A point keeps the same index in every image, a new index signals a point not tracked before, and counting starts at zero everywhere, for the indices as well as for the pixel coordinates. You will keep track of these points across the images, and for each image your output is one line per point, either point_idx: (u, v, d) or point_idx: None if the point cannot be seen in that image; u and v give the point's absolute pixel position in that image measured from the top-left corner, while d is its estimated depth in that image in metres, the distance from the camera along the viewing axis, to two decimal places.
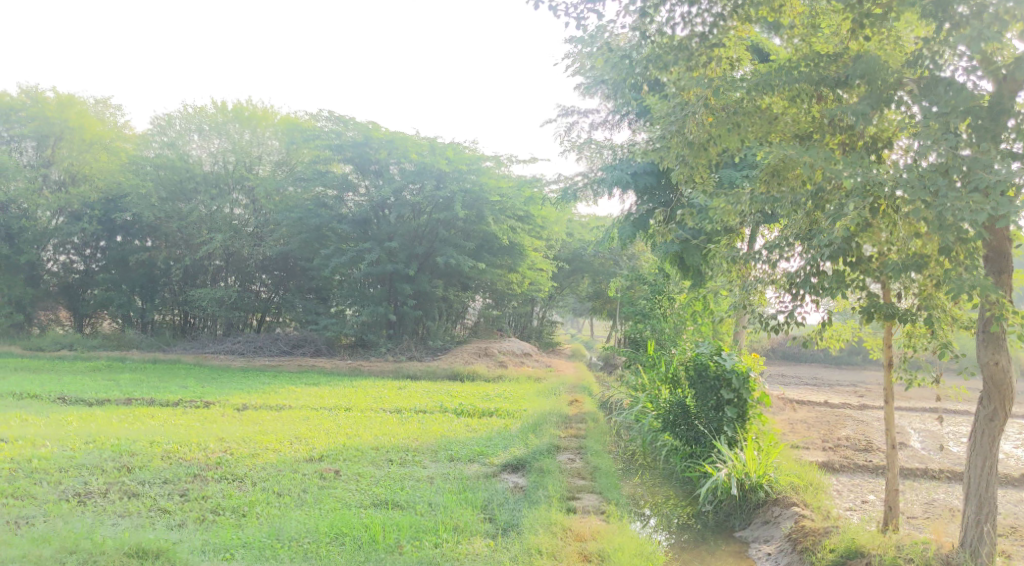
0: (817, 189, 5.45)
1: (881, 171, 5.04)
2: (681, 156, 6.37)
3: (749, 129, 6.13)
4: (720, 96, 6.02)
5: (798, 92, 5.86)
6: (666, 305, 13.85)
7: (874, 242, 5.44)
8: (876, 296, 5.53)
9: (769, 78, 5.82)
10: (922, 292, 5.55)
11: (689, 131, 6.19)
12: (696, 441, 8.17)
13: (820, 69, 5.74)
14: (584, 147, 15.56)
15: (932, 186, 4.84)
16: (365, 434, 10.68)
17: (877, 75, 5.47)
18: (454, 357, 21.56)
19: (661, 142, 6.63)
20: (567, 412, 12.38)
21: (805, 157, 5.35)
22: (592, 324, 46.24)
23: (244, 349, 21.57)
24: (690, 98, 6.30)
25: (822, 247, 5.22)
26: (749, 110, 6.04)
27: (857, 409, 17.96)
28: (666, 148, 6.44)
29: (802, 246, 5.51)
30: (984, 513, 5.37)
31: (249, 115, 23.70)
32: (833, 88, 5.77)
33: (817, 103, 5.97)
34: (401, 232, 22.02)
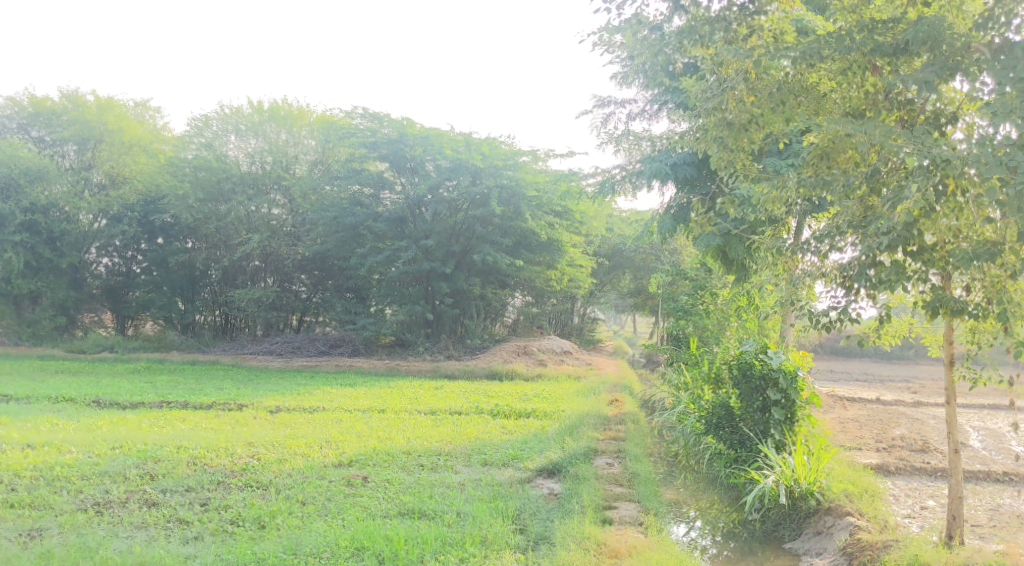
0: (874, 170, 5.05)
1: (948, 148, 4.55)
2: (720, 139, 5.94)
3: (795, 108, 5.73)
4: (761, 68, 5.68)
5: (849, 64, 5.43)
6: (709, 301, 13.32)
7: (937, 230, 4.94)
8: (941, 289, 5.01)
9: (818, 46, 5.38)
10: (995, 285, 4.99)
11: (732, 110, 5.82)
12: (741, 445, 7.72)
13: (875, 36, 5.27)
14: (621, 139, 15.13)
15: (1010, 162, 4.32)
16: (398, 437, 10.43)
17: (941, 40, 5.01)
18: (492, 355, 21.28)
19: (699, 124, 6.21)
20: (606, 412, 11.98)
21: (861, 132, 4.87)
22: (635, 321, 45.53)
23: (283, 349, 21.59)
24: (729, 74, 5.89)
25: (880, 235, 4.76)
26: (796, 88, 5.67)
27: (911, 406, 17.20)
28: (704, 129, 6.04)
29: (857, 234, 5.04)
30: None
31: (285, 115, 23.73)
32: (890, 58, 5.29)
33: (872, 74, 5.47)
34: (437, 230, 21.82)
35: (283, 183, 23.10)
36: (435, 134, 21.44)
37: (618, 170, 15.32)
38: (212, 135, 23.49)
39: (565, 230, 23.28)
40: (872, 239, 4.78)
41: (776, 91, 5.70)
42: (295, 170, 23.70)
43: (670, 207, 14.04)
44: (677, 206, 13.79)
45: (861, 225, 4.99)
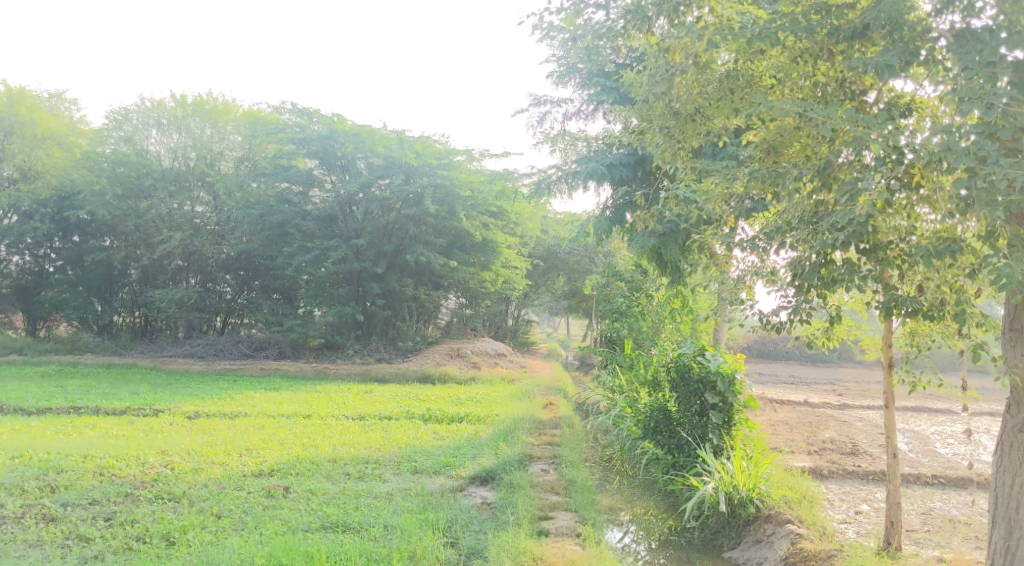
0: (826, 163, 4.80)
1: (913, 134, 4.30)
2: (666, 129, 5.77)
3: (741, 98, 5.61)
4: (708, 52, 5.44)
5: (800, 52, 5.26)
6: (644, 303, 13.18)
7: (890, 227, 4.78)
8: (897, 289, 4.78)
9: (773, 28, 5.05)
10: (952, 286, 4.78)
11: (679, 101, 5.66)
12: (680, 450, 7.54)
13: (832, 19, 5.02)
14: (556, 138, 14.89)
15: (978, 150, 4.09)
16: (324, 444, 9.94)
17: (901, 22, 4.74)
18: (425, 358, 20.84)
19: (644, 115, 5.99)
20: (540, 417, 11.71)
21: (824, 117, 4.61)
22: (569, 324, 45.63)
23: (205, 352, 20.68)
24: (674, 58, 5.58)
25: (835, 230, 4.56)
26: (744, 74, 5.56)
27: (838, 407, 17.51)
28: (649, 119, 5.84)
29: (808, 230, 4.83)
30: (1014, 539, 4.74)
31: (209, 109, 22.85)
32: (849, 41, 5.04)
33: (829, 60, 5.27)
34: (369, 230, 21.26)
35: (207, 179, 22.19)
36: (367, 131, 20.91)
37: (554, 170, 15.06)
38: (132, 128, 22.47)
39: (500, 231, 23.01)
40: (826, 236, 4.58)
41: (726, 79, 5.60)
42: (220, 167, 22.81)
43: (606, 208, 13.89)
44: (613, 207, 13.63)
45: (813, 220, 4.81)
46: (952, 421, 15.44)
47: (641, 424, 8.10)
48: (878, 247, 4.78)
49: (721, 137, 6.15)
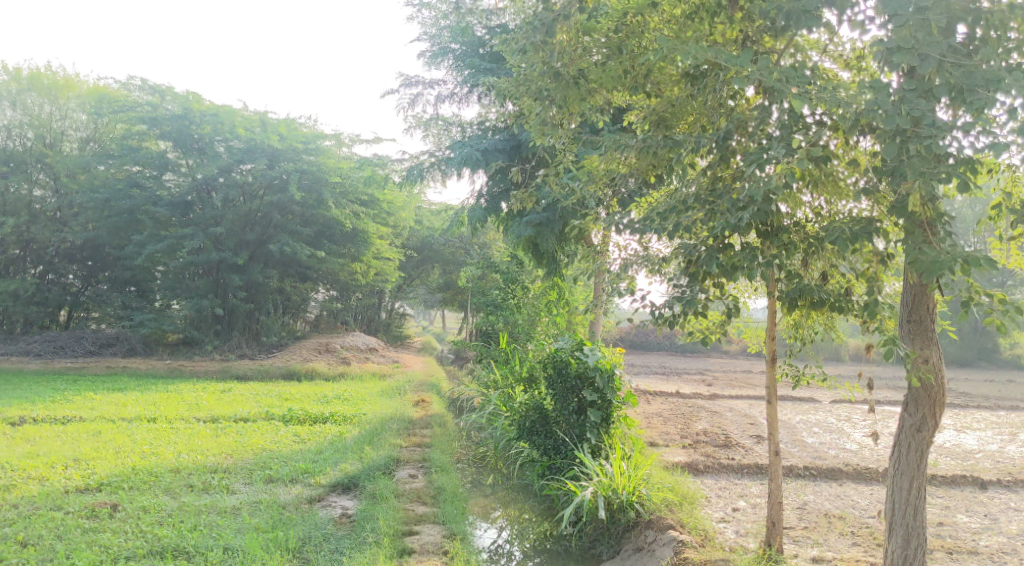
0: (726, 132, 4.44)
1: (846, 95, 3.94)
2: (546, 92, 5.36)
3: (632, 55, 5.16)
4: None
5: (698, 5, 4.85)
6: (520, 295, 12.74)
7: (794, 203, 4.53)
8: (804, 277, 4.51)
9: None
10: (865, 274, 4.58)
11: (559, 60, 5.24)
12: (556, 451, 7.11)
13: None
14: (429, 124, 14.22)
15: (914, 112, 3.81)
16: (167, 451, 8.82)
17: None
18: (291, 354, 19.68)
19: (521, 79, 5.47)
20: (411, 415, 11.01)
21: (733, 65, 4.13)
22: (444, 316, 45.05)
23: (41, 350, 18.59)
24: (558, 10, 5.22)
25: (735, 212, 4.21)
26: (633, 28, 5.12)
27: (707, 398, 17.89)
28: (525, 84, 5.38)
29: (706, 210, 4.47)
30: (912, 547, 4.62)
31: (48, 84, 20.69)
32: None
33: (732, 10, 4.82)
34: (229, 217, 19.83)
35: (45, 159, 19.98)
36: (226, 112, 19.47)
37: (426, 157, 14.38)
38: None
39: (371, 220, 22.15)
40: (734, 214, 4.21)
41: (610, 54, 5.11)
42: (61, 146, 20.64)
43: (481, 197, 13.36)
44: (488, 195, 13.12)
45: (711, 198, 4.43)
46: (811, 409, 16.05)
47: (516, 423, 7.61)
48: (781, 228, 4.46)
49: (606, 110, 5.79)
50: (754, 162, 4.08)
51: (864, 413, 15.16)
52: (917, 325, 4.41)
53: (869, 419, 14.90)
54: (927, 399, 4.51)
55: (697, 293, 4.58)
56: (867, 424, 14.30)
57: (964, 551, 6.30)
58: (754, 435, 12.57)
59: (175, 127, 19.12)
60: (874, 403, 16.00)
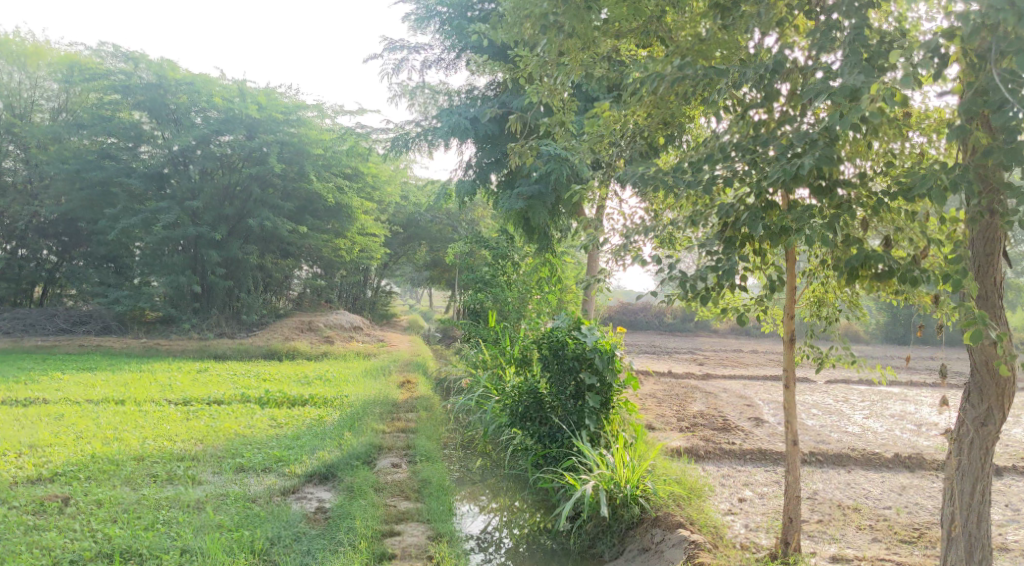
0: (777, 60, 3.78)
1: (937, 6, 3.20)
2: (553, 18, 4.66)
3: None
4: None
5: None
6: (510, 272, 11.97)
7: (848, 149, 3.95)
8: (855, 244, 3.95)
9: None
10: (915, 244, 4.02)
11: None
12: (552, 439, 6.56)
13: None
14: (415, 93, 13.54)
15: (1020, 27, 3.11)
16: (133, 436, 8.17)
17: None
18: (271, 332, 19.03)
19: (521, 15, 4.80)
20: (395, 398, 10.41)
21: None
22: (431, 295, 44.46)
23: (11, 327, 17.85)
24: None
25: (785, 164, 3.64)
26: None
27: (700, 378, 17.47)
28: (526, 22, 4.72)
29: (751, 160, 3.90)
30: (976, 552, 4.17)
31: (17, 51, 19.74)
32: None
33: None
34: (206, 190, 19.05)
35: (13, 129, 19.05)
36: (201, 81, 18.64)
37: (411, 127, 13.70)
38: None
39: (355, 194, 21.50)
40: (786, 165, 3.63)
41: None
42: (31, 116, 19.71)
43: (469, 168, 12.74)
44: (477, 166, 12.49)
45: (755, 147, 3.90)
46: (807, 389, 15.65)
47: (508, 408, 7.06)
48: (828, 186, 3.89)
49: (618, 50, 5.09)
50: (816, 96, 3.47)
51: (861, 394, 14.78)
52: (983, 299, 3.88)
53: (867, 400, 14.50)
54: (993, 386, 4.02)
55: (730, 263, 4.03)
56: (866, 405, 13.90)
57: (993, 549, 5.82)
58: (752, 418, 12.13)
59: (149, 96, 18.26)
60: (871, 383, 15.64)
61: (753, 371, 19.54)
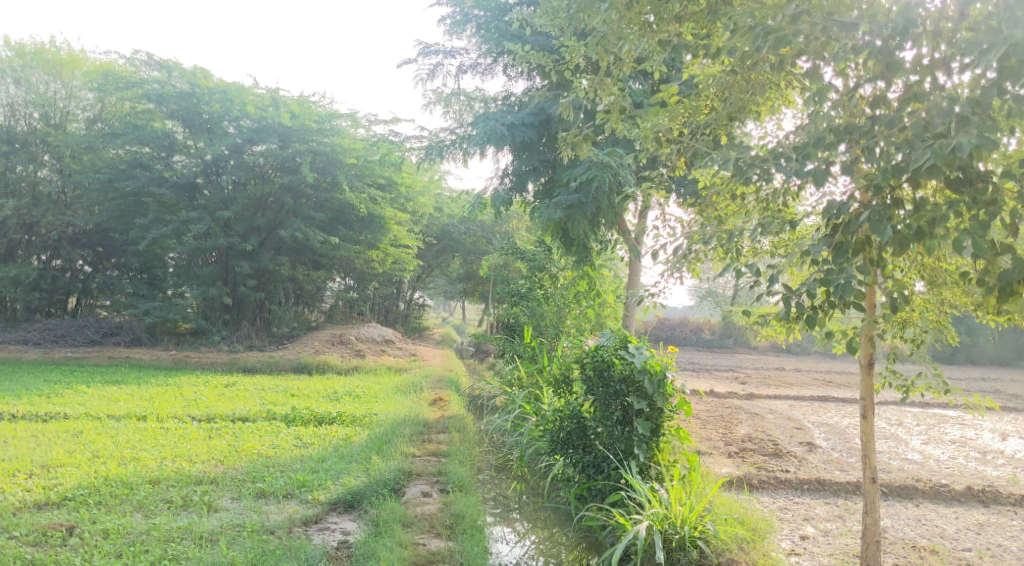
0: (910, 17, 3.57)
1: None
2: None
3: None
4: None
5: None
6: (548, 285, 11.41)
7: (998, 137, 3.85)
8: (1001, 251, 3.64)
9: None
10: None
11: None
12: (598, 471, 6.01)
13: None
14: (450, 100, 13.14)
15: None
16: (151, 457, 7.75)
17: None
18: (302, 345, 18.72)
19: None
20: (427, 417, 9.92)
21: None
22: (463, 308, 43.94)
23: (41, 339, 17.76)
24: None
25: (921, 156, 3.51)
26: None
27: (743, 397, 16.76)
28: None
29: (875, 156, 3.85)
30: None
31: (53, 60, 19.73)
32: None
33: None
34: (239, 201, 18.87)
35: (48, 139, 19.01)
36: (234, 89, 18.46)
37: (446, 135, 13.27)
38: None
39: (388, 205, 21.18)
40: (937, 146, 3.42)
41: None
42: (66, 125, 19.68)
43: (506, 177, 12.28)
44: (513, 173, 11.99)
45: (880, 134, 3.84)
46: (858, 412, 14.87)
47: (547, 435, 6.52)
48: (972, 178, 3.65)
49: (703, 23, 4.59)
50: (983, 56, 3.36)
51: (917, 417, 13.97)
52: None
53: (925, 424, 13.63)
54: None
55: (847, 278, 3.85)
56: (923, 429, 13.11)
57: None
58: (804, 442, 11.41)
59: (182, 104, 18.10)
60: (927, 406, 14.81)
61: (798, 390, 18.71)
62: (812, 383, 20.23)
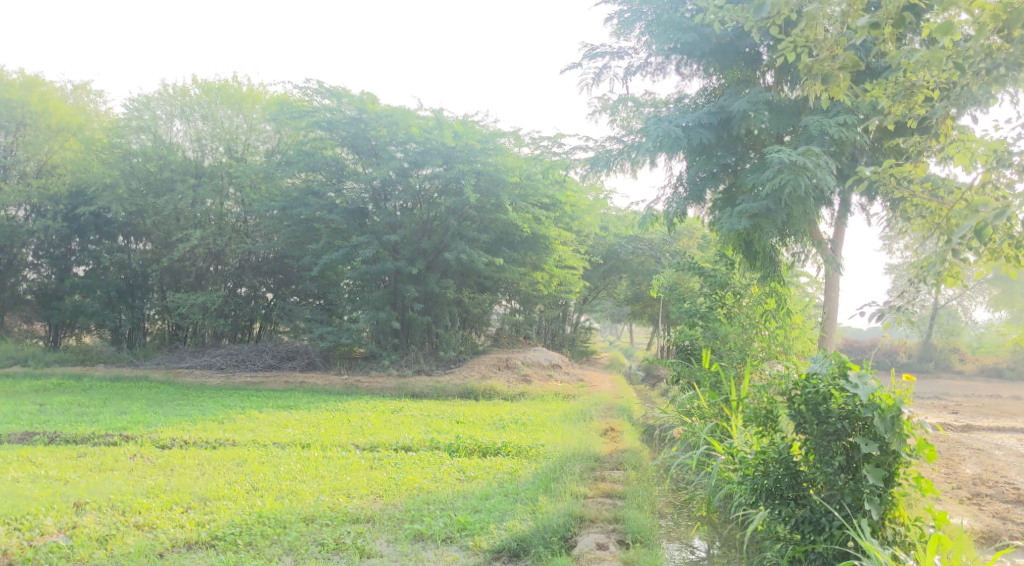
0: None
1: None
2: None
3: None
4: None
5: None
6: (731, 303, 9.94)
7: None
8: None
9: None
10: None
11: None
12: (817, 530, 4.82)
13: None
14: (616, 108, 12.34)
15: None
16: (308, 491, 7.61)
17: None
18: (468, 370, 18.33)
19: None
20: (599, 450, 8.98)
21: None
22: (631, 330, 42.72)
23: (224, 363, 18.72)
24: None
25: None
26: None
27: (962, 431, 14.47)
28: None
29: None
30: None
31: (235, 95, 20.87)
32: None
33: None
34: (406, 224, 18.98)
35: (231, 172, 20.14)
36: (400, 112, 18.53)
37: (612, 145, 12.45)
38: (152, 118, 20.29)
39: (552, 224, 20.64)
40: None
41: None
42: (248, 158, 20.82)
43: (679, 186, 11.15)
44: (688, 182, 10.82)
45: None
46: None
47: (747, 483, 5.38)
48: None
49: None
50: None
51: None
52: None
53: None
54: None
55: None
56: None
57: None
58: None
59: (350, 130, 18.46)
60: None
61: (1023, 421, 16.01)
62: None
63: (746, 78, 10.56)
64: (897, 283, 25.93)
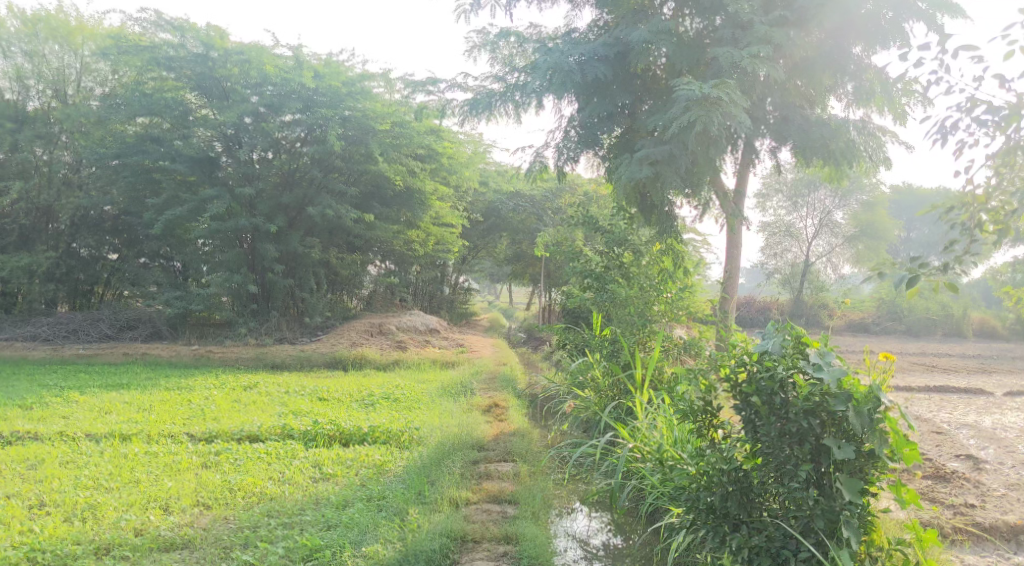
0: None
1: None
2: None
3: None
4: None
5: None
6: (630, 262, 8.64)
7: None
8: None
9: None
10: None
11: None
12: (776, 560, 4.39)
13: None
14: (497, 43, 10.84)
15: None
16: (112, 505, 5.89)
17: None
18: (337, 337, 16.67)
19: None
20: (482, 434, 7.69)
21: None
22: (511, 291, 41.77)
23: (51, 335, 16.22)
24: None
25: None
26: None
27: None
28: None
29: None
30: None
31: (59, 27, 17.90)
32: None
33: None
34: (263, 176, 16.91)
35: (56, 115, 17.32)
36: (253, 50, 16.28)
37: (492, 85, 11.00)
38: None
39: (427, 178, 19.01)
40: None
41: None
42: (78, 100, 17.93)
43: (570, 130, 9.87)
44: (580, 124, 9.55)
45: None
46: (1002, 408, 12.12)
47: (684, 498, 4.86)
48: None
49: None
50: None
51: None
52: None
53: None
54: None
55: None
56: None
57: None
58: (962, 455, 8.26)
59: (196, 69, 16.08)
60: None
61: (903, 379, 15.84)
62: (918, 371, 17.37)
63: (643, 8, 9.28)
64: (772, 242, 25.68)
